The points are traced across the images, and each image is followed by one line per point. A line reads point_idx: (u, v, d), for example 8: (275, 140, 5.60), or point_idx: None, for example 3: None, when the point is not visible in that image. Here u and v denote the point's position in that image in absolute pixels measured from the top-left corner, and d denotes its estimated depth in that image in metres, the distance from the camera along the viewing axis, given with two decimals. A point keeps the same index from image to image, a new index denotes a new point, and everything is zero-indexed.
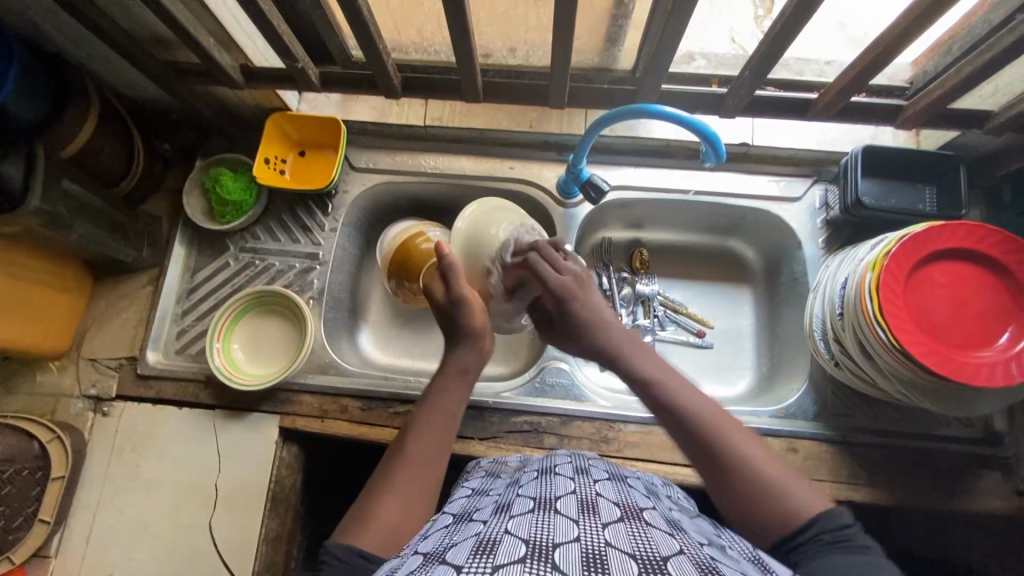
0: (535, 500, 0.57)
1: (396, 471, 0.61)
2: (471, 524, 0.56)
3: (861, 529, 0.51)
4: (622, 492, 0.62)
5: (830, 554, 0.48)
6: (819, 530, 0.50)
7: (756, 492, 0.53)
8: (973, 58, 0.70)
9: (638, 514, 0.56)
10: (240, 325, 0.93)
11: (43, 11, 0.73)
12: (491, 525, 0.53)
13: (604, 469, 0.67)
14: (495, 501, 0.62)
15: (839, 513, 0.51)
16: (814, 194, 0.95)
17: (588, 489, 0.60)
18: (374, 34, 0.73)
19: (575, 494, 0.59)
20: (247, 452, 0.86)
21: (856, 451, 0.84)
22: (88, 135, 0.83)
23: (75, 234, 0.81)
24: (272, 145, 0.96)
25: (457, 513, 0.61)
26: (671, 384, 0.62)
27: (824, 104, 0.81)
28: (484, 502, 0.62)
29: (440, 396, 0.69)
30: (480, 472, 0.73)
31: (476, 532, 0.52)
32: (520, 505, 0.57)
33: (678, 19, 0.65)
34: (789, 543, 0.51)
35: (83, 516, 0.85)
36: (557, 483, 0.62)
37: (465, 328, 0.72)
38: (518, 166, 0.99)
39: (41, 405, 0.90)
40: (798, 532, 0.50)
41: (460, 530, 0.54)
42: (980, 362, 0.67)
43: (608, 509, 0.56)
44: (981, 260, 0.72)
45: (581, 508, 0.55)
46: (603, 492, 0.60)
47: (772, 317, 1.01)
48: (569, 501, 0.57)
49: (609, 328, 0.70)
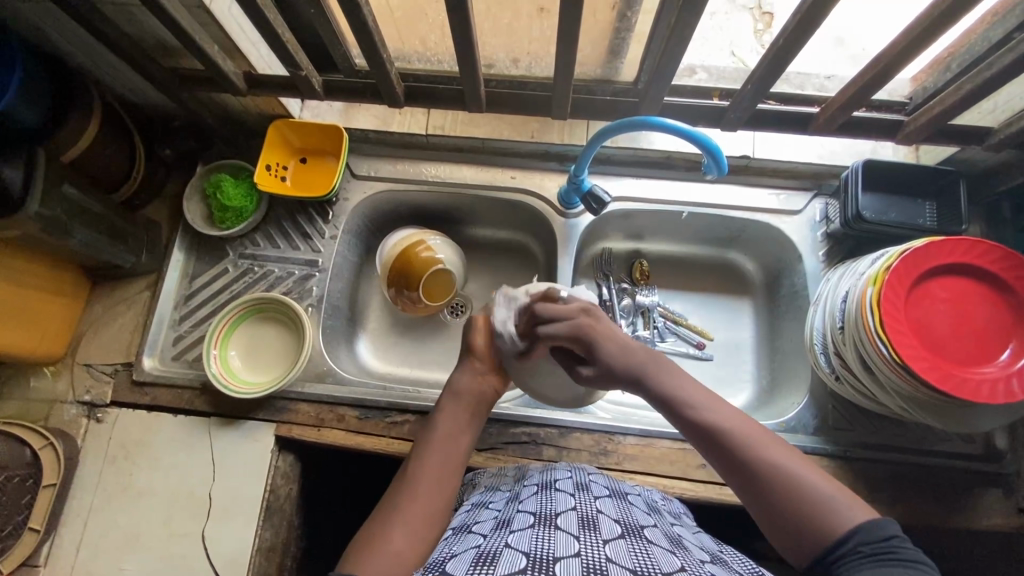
0: (536, 516, 0.57)
1: (402, 497, 0.62)
2: (472, 536, 0.56)
3: (908, 541, 0.47)
4: (624, 509, 0.61)
5: (870, 569, 0.45)
6: (855, 542, 0.47)
7: (794, 505, 0.51)
8: (973, 76, 0.71)
9: (639, 532, 0.56)
10: (238, 332, 0.92)
11: (51, 19, 0.73)
12: (492, 538, 0.54)
13: (604, 485, 0.67)
14: (495, 516, 0.61)
15: (882, 523, 0.48)
16: (814, 207, 0.95)
17: (589, 506, 0.60)
18: (378, 43, 0.73)
19: (576, 510, 0.58)
20: (242, 461, 0.85)
21: (857, 466, 0.83)
22: (90, 140, 0.83)
23: (74, 239, 0.81)
24: (273, 152, 0.96)
25: (457, 526, 0.62)
26: (696, 402, 0.61)
27: (826, 119, 0.81)
28: (485, 515, 0.63)
29: (441, 424, 0.70)
30: (481, 488, 0.73)
31: (477, 545, 0.54)
32: (520, 521, 0.57)
33: (681, 34, 0.66)
34: (827, 557, 0.48)
35: (74, 524, 0.84)
36: (558, 499, 0.61)
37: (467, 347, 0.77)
38: (518, 175, 0.99)
39: (34, 410, 0.89)
40: (835, 545, 0.48)
41: (461, 543, 0.55)
42: (981, 378, 0.67)
43: (609, 526, 0.56)
44: (980, 276, 0.72)
45: (582, 523, 0.55)
46: (604, 509, 0.60)
47: (772, 329, 1.01)
48: (570, 518, 0.56)
49: (629, 348, 0.69)
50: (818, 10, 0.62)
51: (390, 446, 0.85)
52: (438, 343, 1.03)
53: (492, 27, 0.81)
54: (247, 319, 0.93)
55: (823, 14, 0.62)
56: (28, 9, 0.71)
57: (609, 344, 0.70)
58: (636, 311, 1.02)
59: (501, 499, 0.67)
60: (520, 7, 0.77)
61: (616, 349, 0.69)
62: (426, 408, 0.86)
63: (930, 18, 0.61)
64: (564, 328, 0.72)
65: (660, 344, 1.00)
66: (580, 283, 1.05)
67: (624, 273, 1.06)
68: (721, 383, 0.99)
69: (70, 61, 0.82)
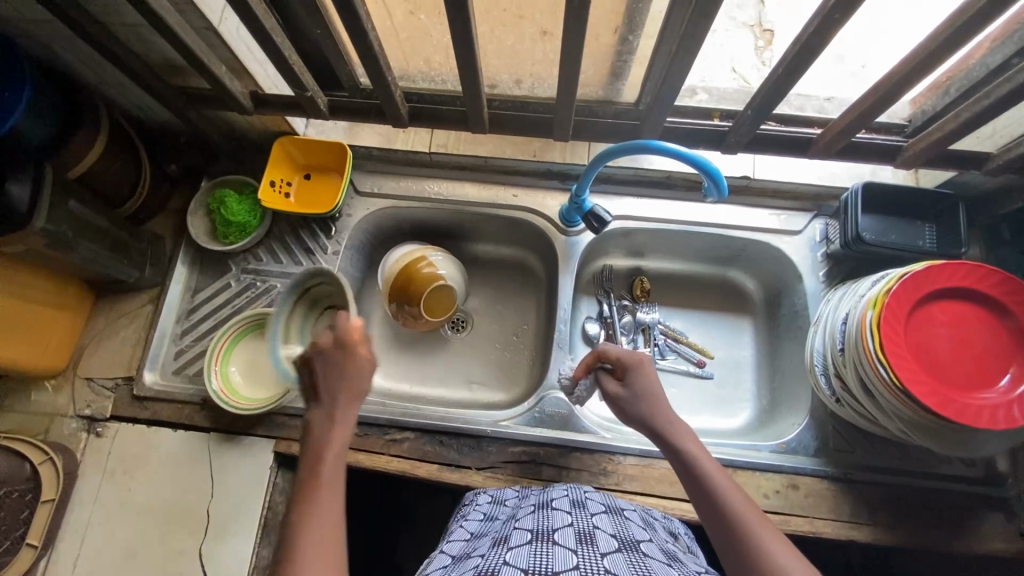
0: (533, 532, 0.57)
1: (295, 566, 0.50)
2: (471, 559, 0.56)
3: None
4: (619, 524, 0.62)
5: None
6: None
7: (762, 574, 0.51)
8: (971, 103, 0.71)
9: (635, 546, 0.57)
10: (238, 348, 0.92)
11: (62, 38, 0.74)
12: (490, 557, 0.54)
13: (601, 502, 0.67)
14: (492, 537, 0.62)
15: None
16: (814, 227, 0.96)
17: (585, 522, 0.60)
18: (383, 66, 0.74)
19: (572, 526, 0.59)
20: (241, 478, 0.85)
21: (857, 488, 0.83)
22: (96, 155, 0.84)
23: (76, 253, 0.81)
24: (279, 168, 0.97)
25: (456, 555, 0.61)
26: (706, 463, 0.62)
27: (826, 142, 0.81)
28: (481, 541, 0.63)
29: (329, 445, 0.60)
30: (479, 513, 0.72)
31: (474, 565, 0.53)
32: (517, 538, 0.57)
33: (682, 61, 0.67)
34: None
35: (72, 540, 0.83)
36: (554, 516, 0.61)
37: (344, 387, 0.63)
38: (519, 193, 1.00)
39: (34, 424, 0.89)
40: None
41: (460, 568, 0.55)
42: (981, 404, 0.67)
43: (606, 540, 0.57)
44: (979, 299, 0.72)
45: (579, 538, 0.56)
46: (600, 525, 0.60)
47: (772, 349, 1.01)
48: (567, 533, 0.57)
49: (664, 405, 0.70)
50: (818, 40, 0.62)
51: (389, 463, 0.85)
52: (439, 359, 1.03)
53: (496, 48, 0.81)
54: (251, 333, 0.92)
55: (822, 44, 0.63)
56: (41, 29, 0.73)
57: (642, 388, 0.71)
58: (637, 328, 1.02)
59: (499, 522, 0.67)
60: (523, 29, 0.78)
61: (643, 395, 0.71)
62: (425, 425, 0.87)
63: (930, 48, 0.62)
64: (626, 354, 0.75)
65: (660, 362, 1.01)
66: (580, 299, 1.05)
67: (625, 289, 1.07)
68: (721, 402, 0.99)
69: (79, 79, 0.83)
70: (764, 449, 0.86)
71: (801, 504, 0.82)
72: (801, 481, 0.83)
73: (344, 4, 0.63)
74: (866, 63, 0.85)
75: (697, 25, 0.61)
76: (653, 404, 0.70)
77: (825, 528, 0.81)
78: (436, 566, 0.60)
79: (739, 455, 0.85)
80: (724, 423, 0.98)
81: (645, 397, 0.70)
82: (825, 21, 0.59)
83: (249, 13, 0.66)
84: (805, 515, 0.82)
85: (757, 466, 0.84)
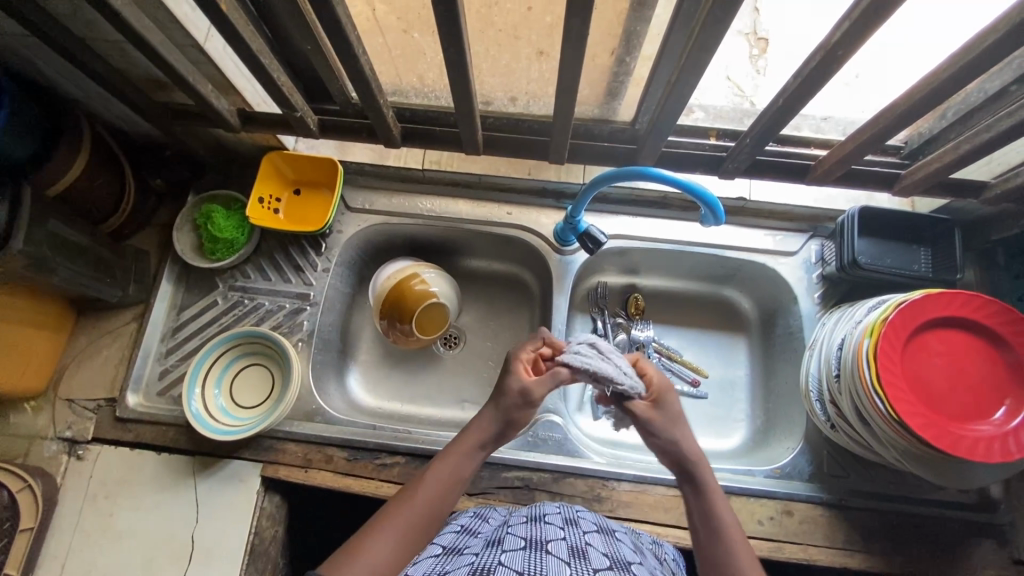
0: (527, 539, 0.59)
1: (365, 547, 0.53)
2: (465, 555, 0.59)
3: None
4: (611, 544, 0.63)
5: None
6: None
7: None
8: (972, 135, 0.70)
9: (627, 567, 0.58)
10: (210, 388, 0.88)
11: (41, 53, 0.72)
12: (485, 556, 0.56)
13: (593, 521, 0.68)
14: (485, 538, 0.63)
15: None
16: (810, 249, 0.95)
17: (579, 538, 0.61)
18: (374, 88, 0.73)
19: (566, 540, 0.60)
20: (225, 503, 0.83)
21: (851, 515, 0.82)
22: (79, 170, 0.81)
23: (58, 276, 0.79)
24: (268, 184, 0.95)
25: (448, 546, 0.62)
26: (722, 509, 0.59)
27: (824, 169, 0.81)
28: (474, 538, 0.64)
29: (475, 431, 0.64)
30: (468, 514, 0.72)
31: (469, 562, 0.56)
32: (511, 542, 0.59)
33: (681, 91, 0.66)
34: None
35: (51, 566, 0.81)
36: (548, 529, 0.62)
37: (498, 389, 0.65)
38: (514, 211, 0.98)
39: (13, 448, 0.87)
40: None
41: (454, 561, 0.58)
42: (978, 436, 0.66)
43: (598, 557, 0.57)
44: (977, 329, 0.72)
45: (572, 552, 0.57)
46: (593, 542, 0.61)
47: (768, 369, 1.00)
48: (560, 545, 0.58)
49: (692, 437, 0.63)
50: (819, 76, 0.62)
51: (380, 489, 0.84)
52: (433, 377, 1.02)
53: (492, 67, 0.79)
54: (213, 370, 0.89)
55: (823, 80, 0.62)
56: (21, 44, 0.70)
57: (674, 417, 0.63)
58: (631, 346, 1.01)
59: (490, 527, 0.68)
60: (519, 49, 0.76)
61: (676, 420, 0.63)
62: (416, 450, 0.86)
63: (929, 86, 0.62)
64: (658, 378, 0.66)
65: None
66: (574, 317, 1.04)
67: (620, 306, 1.06)
68: (715, 422, 0.98)
69: (60, 92, 0.81)
70: (758, 474, 0.85)
71: (795, 531, 0.81)
72: (795, 507, 0.83)
73: (336, 27, 0.62)
74: (859, 73, 0.86)
75: (697, 59, 0.60)
76: (684, 432, 0.63)
77: (818, 555, 0.80)
78: (424, 555, 0.61)
79: (732, 480, 0.84)
80: (718, 444, 0.97)
81: (679, 428, 0.63)
82: (828, 57, 0.58)
83: (236, 36, 0.64)
84: (800, 542, 0.81)
85: (749, 492, 0.83)
